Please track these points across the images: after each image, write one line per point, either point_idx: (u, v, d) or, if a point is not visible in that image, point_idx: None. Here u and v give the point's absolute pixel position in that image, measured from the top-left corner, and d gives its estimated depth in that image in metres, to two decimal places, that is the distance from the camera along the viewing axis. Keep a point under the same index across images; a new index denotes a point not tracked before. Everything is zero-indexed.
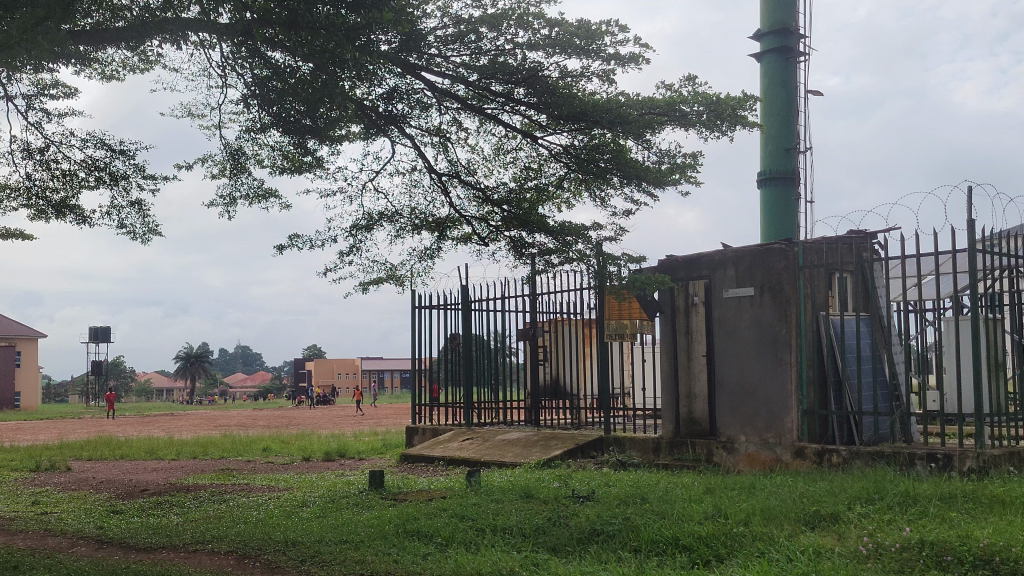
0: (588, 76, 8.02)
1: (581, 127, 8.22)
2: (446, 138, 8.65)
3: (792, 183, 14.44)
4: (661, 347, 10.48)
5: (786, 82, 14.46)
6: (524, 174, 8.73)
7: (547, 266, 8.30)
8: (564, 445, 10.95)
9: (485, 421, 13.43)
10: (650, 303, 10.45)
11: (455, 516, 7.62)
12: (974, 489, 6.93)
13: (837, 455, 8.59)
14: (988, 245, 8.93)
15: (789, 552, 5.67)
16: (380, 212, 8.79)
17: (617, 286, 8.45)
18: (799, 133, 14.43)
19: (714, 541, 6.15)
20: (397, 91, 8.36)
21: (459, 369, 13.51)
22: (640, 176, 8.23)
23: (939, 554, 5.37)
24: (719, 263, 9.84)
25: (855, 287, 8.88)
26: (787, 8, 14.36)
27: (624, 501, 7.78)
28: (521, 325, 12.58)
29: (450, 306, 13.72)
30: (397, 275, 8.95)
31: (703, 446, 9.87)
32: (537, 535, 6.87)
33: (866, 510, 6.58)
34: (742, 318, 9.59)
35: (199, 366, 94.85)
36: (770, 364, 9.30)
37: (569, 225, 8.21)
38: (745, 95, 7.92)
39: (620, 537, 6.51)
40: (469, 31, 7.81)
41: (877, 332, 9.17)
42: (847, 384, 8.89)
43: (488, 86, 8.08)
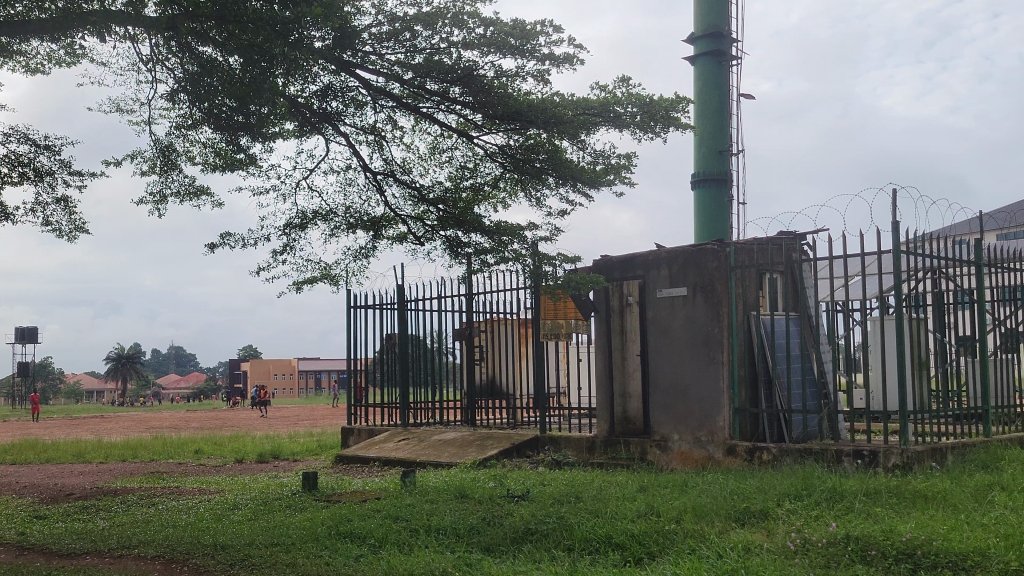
0: (523, 76, 8.01)
1: (516, 127, 8.22)
2: (381, 136, 8.58)
3: (725, 185, 14.53)
4: (597, 346, 10.54)
5: (720, 85, 14.54)
6: (459, 173, 8.71)
7: (483, 266, 8.27)
8: (499, 445, 10.94)
9: (422, 421, 13.36)
10: (585, 303, 10.51)
11: (389, 518, 7.55)
12: (899, 485, 7.08)
13: (767, 452, 8.72)
14: (912, 247, 9.15)
15: (719, 549, 5.74)
16: (314, 211, 8.68)
17: (553, 286, 8.46)
18: (732, 136, 14.52)
19: (646, 539, 6.20)
20: (331, 88, 8.29)
21: (395, 370, 13.42)
22: (575, 177, 8.26)
23: (864, 549, 5.47)
24: (653, 264, 9.93)
25: (785, 287, 9.03)
26: (720, 12, 14.44)
27: (559, 500, 7.80)
28: (457, 325, 12.53)
29: (387, 305, 13.63)
30: (331, 274, 8.84)
31: (637, 445, 9.95)
32: (471, 535, 6.85)
33: (794, 507, 6.69)
34: (675, 318, 9.68)
35: (130, 367, 92.85)
36: (702, 364, 9.42)
37: (504, 224, 8.22)
38: (677, 97, 8.02)
39: (554, 537, 6.52)
40: (404, 28, 7.75)
41: (806, 332, 9.33)
42: (777, 382, 9.05)
43: (423, 85, 8.05)
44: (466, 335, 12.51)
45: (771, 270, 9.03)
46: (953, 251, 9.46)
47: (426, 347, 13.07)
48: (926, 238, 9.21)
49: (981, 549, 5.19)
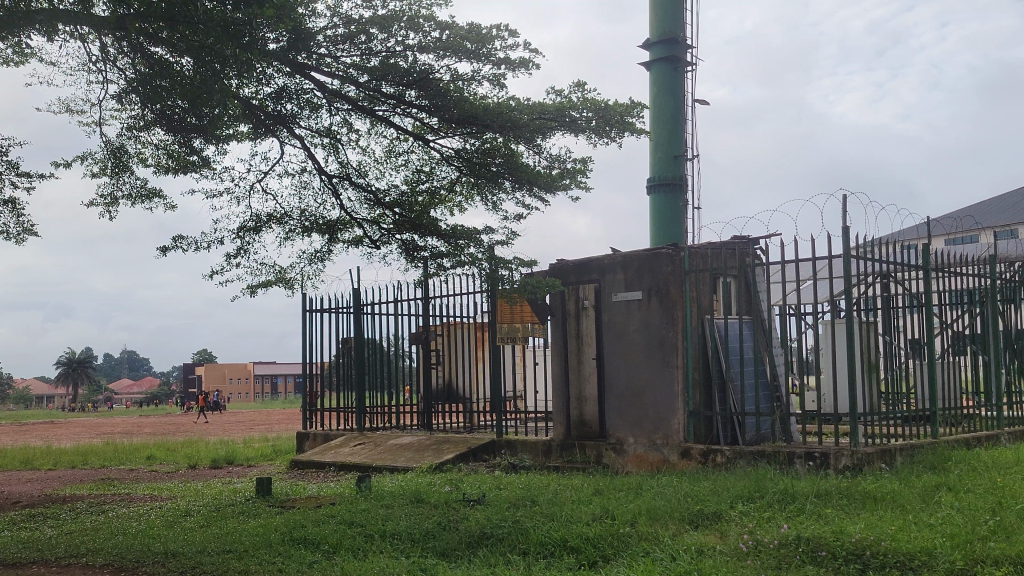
0: (479, 80, 8.01)
1: (472, 131, 8.21)
2: (336, 139, 8.53)
3: (681, 190, 14.52)
4: (553, 350, 10.56)
5: (675, 90, 14.54)
6: (415, 177, 8.68)
7: (439, 270, 8.25)
8: (456, 449, 10.92)
9: (378, 426, 13.29)
10: (541, 306, 10.53)
11: (344, 523, 7.50)
12: (849, 487, 7.19)
13: (721, 454, 8.80)
14: (863, 252, 9.29)
15: (673, 551, 5.79)
16: (268, 214, 8.60)
17: (509, 290, 8.46)
18: (688, 141, 14.53)
19: (601, 542, 6.23)
20: (286, 90, 8.22)
21: (351, 374, 13.34)
22: (531, 181, 8.28)
23: (814, 550, 5.55)
24: (609, 268, 9.98)
25: (738, 291, 9.12)
26: (676, 18, 14.45)
27: (515, 504, 7.80)
28: (414, 329, 12.48)
29: (343, 309, 13.55)
30: (286, 278, 8.77)
31: (592, 448, 9.98)
32: (427, 540, 6.82)
33: (747, 509, 6.77)
34: (631, 322, 9.74)
35: (81, 371, 91.24)
36: (657, 367, 9.48)
37: (460, 228, 8.21)
38: (632, 102, 8.08)
39: (509, 541, 6.52)
40: (360, 31, 7.72)
41: (759, 335, 9.44)
42: (730, 385, 9.14)
43: (379, 88, 8.02)
44: (422, 339, 12.44)
45: (725, 274, 9.11)
46: (902, 256, 9.62)
47: (383, 350, 13.01)
48: (876, 242, 9.35)
49: (928, 548, 5.29)
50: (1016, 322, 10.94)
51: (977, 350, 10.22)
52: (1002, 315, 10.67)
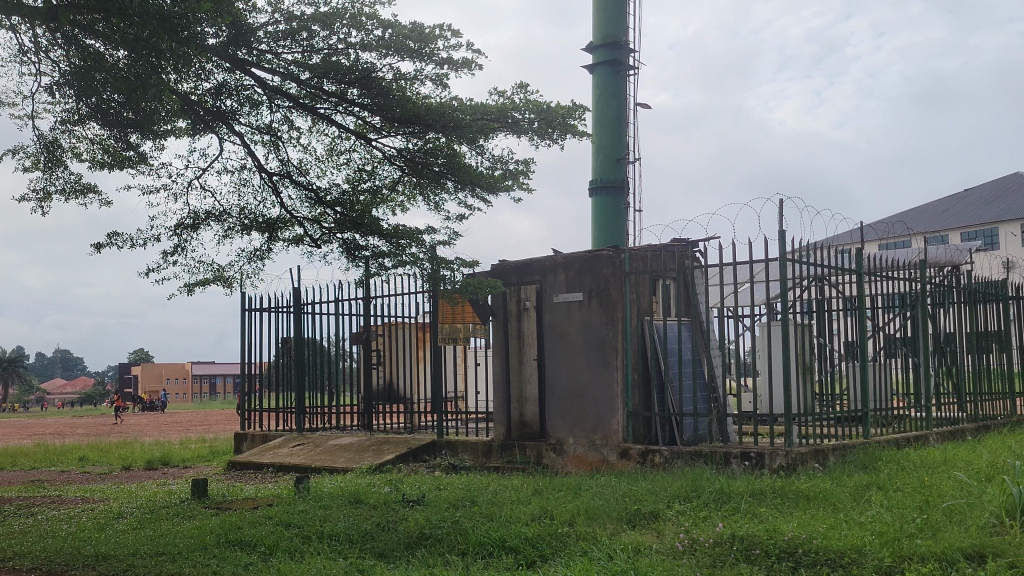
0: (422, 80, 8.00)
1: (414, 130, 8.19)
2: (276, 137, 8.44)
3: (623, 193, 14.48)
4: (494, 351, 10.57)
5: (618, 94, 14.49)
6: (357, 176, 8.63)
7: (380, 269, 8.20)
8: (396, 450, 10.87)
9: (317, 426, 13.16)
10: (483, 307, 10.54)
11: (280, 525, 7.42)
12: (783, 486, 7.32)
13: (659, 455, 8.89)
14: (799, 256, 9.46)
15: (610, 551, 5.84)
16: (207, 211, 8.47)
17: (450, 291, 8.44)
18: (630, 145, 14.50)
19: (540, 542, 6.26)
20: (226, 86, 8.11)
21: (291, 374, 13.19)
22: (473, 182, 8.28)
23: (748, 548, 5.64)
24: (550, 269, 10.03)
25: (677, 294, 9.23)
26: (619, 22, 14.38)
27: (454, 505, 7.78)
28: (354, 330, 12.39)
29: (283, 308, 13.40)
30: (224, 276, 8.64)
31: (532, 449, 10.02)
32: (365, 541, 6.78)
33: (683, 508, 6.85)
34: (571, 323, 9.80)
35: (11, 370, 88.83)
36: (597, 368, 9.54)
37: (402, 228, 8.17)
38: (574, 105, 8.13)
39: (448, 541, 6.52)
40: (301, 28, 7.65)
41: (697, 337, 9.56)
42: (669, 386, 9.23)
43: (321, 86, 7.95)
44: (363, 340, 12.36)
45: (664, 276, 9.21)
46: (837, 260, 9.82)
47: (323, 351, 12.89)
48: (812, 247, 9.53)
49: (857, 547, 5.41)
50: (945, 326, 11.23)
51: (908, 352, 10.46)
52: (931, 318, 10.94)
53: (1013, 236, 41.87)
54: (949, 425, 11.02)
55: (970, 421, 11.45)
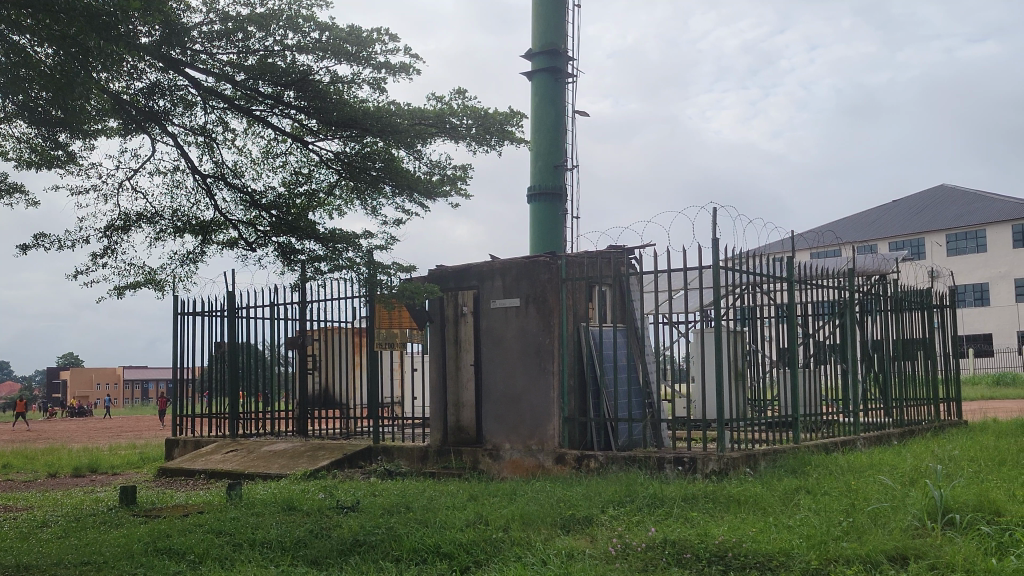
0: (359, 83, 7.94)
1: (352, 133, 8.13)
2: (211, 138, 8.31)
3: (560, 200, 14.49)
4: (431, 356, 10.54)
5: (556, 101, 14.47)
6: (294, 179, 8.54)
7: (316, 274, 8.12)
8: (331, 456, 10.76)
9: (251, 432, 12.96)
10: (420, 312, 10.49)
11: (211, 532, 7.30)
12: (715, 490, 7.43)
13: (594, 460, 8.94)
14: (733, 263, 9.59)
15: (543, 555, 5.88)
16: (138, 213, 8.31)
17: (387, 296, 8.38)
18: (567, 152, 14.51)
19: (474, 548, 6.26)
20: (159, 85, 7.98)
21: (224, 379, 12.98)
22: (411, 187, 8.24)
23: (680, 552, 5.71)
24: (487, 274, 10.04)
25: (613, 300, 9.30)
26: (558, 29, 14.35)
27: (388, 511, 7.75)
28: (290, 335, 12.23)
29: (217, 312, 13.19)
30: (155, 279, 8.46)
31: (468, 454, 10.00)
32: (297, 548, 6.71)
33: (617, 513, 6.91)
34: (508, 328, 9.82)
35: None
36: (534, 373, 9.57)
37: (338, 232, 8.11)
38: (512, 111, 8.16)
39: (382, 548, 6.48)
40: (237, 28, 7.54)
41: (633, 342, 9.63)
42: (604, 391, 9.31)
43: (256, 87, 7.85)
44: (298, 344, 12.19)
45: (601, 283, 9.28)
46: (769, 268, 9.98)
47: (257, 355, 12.71)
48: (745, 255, 9.68)
49: (786, 550, 5.51)
50: (873, 333, 11.51)
51: (837, 359, 10.69)
52: (860, 325, 11.19)
53: (939, 246, 43.13)
54: (876, 430, 11.25)
55: (897, 426, 11.72)
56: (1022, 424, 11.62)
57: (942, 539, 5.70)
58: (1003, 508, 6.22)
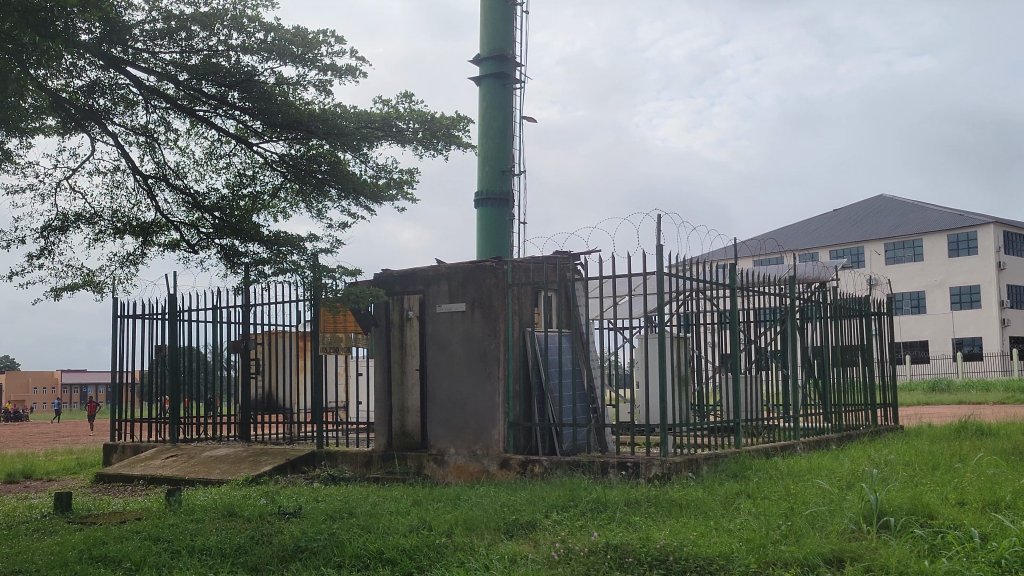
0: (305, 85, 7.89)
1: (297, 136, 8.05)
2: (153, 138, 8.18)
3: (507, 205, 14.50)
4: (376, 361, 10.49)
5: (504, 107, 14.47)
6: (237, 181, 8.44)
7: (260, 276, 8.03)
8: (273, 461, 10.63)
9: (192, 437, 12.75)
10: (365, 316, 10.44)
11: (149, 539, 7.17)
12: (657, 495, 7.50)
13: (539, 465, 8.96)
14: (677, 270, 9.70)
15: (487, 560, 5.88)
16: (76, 214, 8.14)
17: (332, 299, 8.31)
18: (515, 157, 14.52)
19: (417, 553, 6.23)
20: (99, 84, 7.85)
21: (165, 383, 12.76)
22: (357, 190, 8.19)
23: (621, 556, 5.72)
24: (433, 279, 10.03)
25: (558, 306, 9.33)
26: (507, 34, 14.34)
27: (331, 516, 7.69)
28: (232, 338, 12.09)
29: (157, 315, 12.97)
30: (94, 281, 8.29)
31: (413, 459, 9.96)
32: (238, 555, 6.61)
33: (560, 517, 6.94)
34: (453, 333, 9.81)
35: None
36: (479, 378, 9.56)
37: (283, 235, 8.02)
38: (459, 116, 8.20)
39: (324, 553, 6.42)
40: (180, 28, 7.44)
41: (578, 348, 9.68)
42: (549, 396, 9.34)
43: (200, 87, 7.73)
44: (242, 348, 12.10)
45: (546, 288, 9.32)
46: (712, 275, 10.10)
47: (199, 359, 12.52)
48: (689, 261, 9.79)
49: (725, 553, 5.57)
50: (813, 339, 11.72)
51: (778, 365, 10.85)
52: (800, 331, 11.39)
53: (878, 255, 44.04)
54: (815, 435, 11.45)
55: (835, 431, 11.93)
56: (953, 429, 11.92)
57: (878, 542, 5.82)
58: (936, 511, 6.36)
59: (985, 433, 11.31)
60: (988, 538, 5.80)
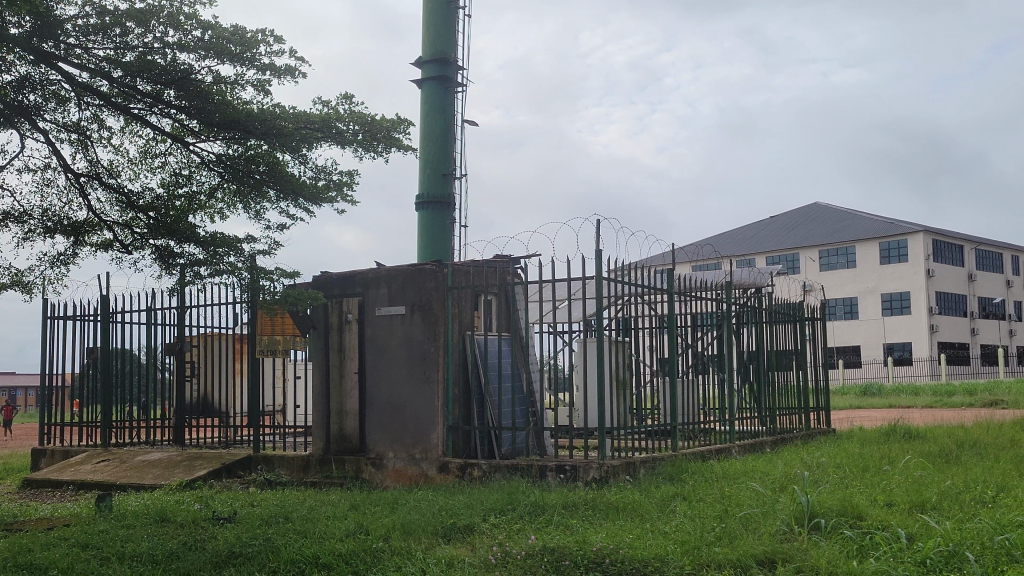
0: (243, 85, 7.78)
1: (235, 135, 7.94)
2: (85, 135, 8.00)
3: (448, 209, 14.45)
4: (314, 365, 10.37)
5: (446, 110, 14.44)
6: (173, 180, 8.30)
7: (195, 278, 7.89)
8: (208, 465, 10.47)
9: (124, 441, 12.46)
10: (303, 319, 10.33)
11: (77, 546, 7.01)
12: (595, 498, 7.54)
13: (477, 468, 8.95)
14: (616, 274, 9.77)
15: (423, 564, 5.86)
16: (5, 212, 7.92)
17: (269, 302, 8.21)
18: (456, 161, 14.50)
19: (353, 558, 6.19)
20: (29, 79, 7.65)
21: (96, 386, 12.47)
22: (295, 192, 8.08)
23: (558, 559, 5.74)
24: (372, 282, 9.97)
25: (498, 309, 9.34)
26: (449, 38, 14.30)
27: (266, 521, 7.59)
28: (167, 340, 11.82)
29: (89, 317, 12.68)
30: (22, 282, 8.08)
31: (351, 463, 9.88)
32: (169, 561, 6.49)
33: (498, 521, 6.94)
34: (393, 336, 9.75)
35: None
36: (418, 382, 9.52)
37: (219, 236, 7.89)
38: (399, 118, 8.16)
39: (259, 559, 6.33)
40: (114, 23, 7.29)
41: (517, 352, 9.70)
42: (488, 399, 9.33)
43: (134, 85, 7.58)
44: (176, 350, 11.77)
45: (486, 292, 9.31)
46: (651, 279, 10.20)
47: (133, 361, 12.27)
48: (628, 266, 9.87)
49: (660, 555, 5.63)
50: (749, 344, 11.90)
51: (715, 369, 11.00)
52: (736, 336, 11.56)
53: (813, 261, 44.90)
54: (749, 438, 11.63)
55: (769, 434, 12.13)
56: (882, 431, 12.21)
57: (808, 543, 5.93)
58: (865, 512, 6.50)
59: (913, 435, 11.60)
60: (914, 538, 5.95)
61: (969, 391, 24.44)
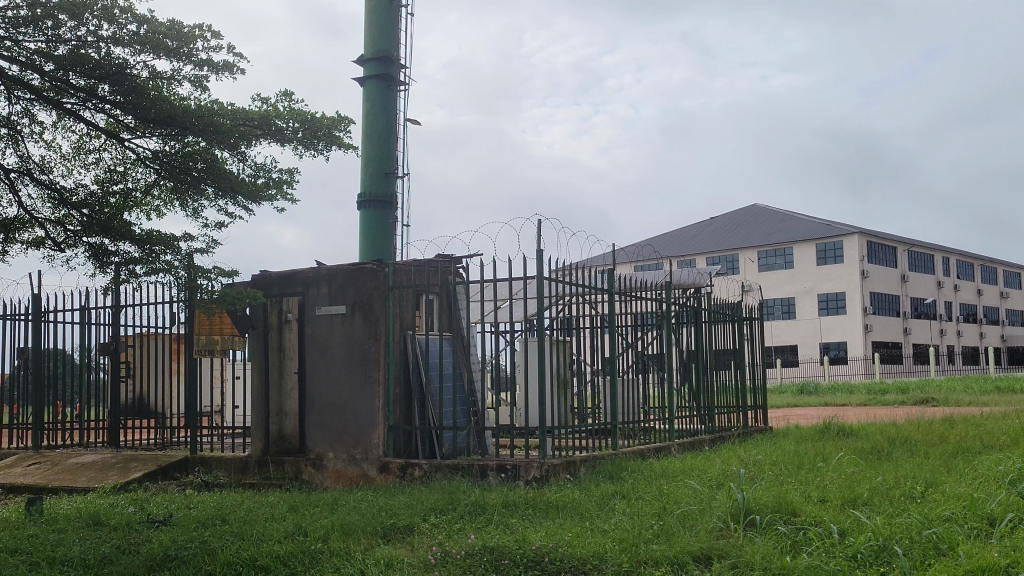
0: (180, 80, 7.66)
1: (171, 132, 7.79)
2: (15, 130, 7.81)
3: (390, 208, 14.39)
4: (253, 365, 10.25)
5: (387, 109, 14.36)
6: (107, 176, 8.14)
7: (131, 276, 7.74)
8: (143, 467, 10.28)
9: (56, 443, 12.16)
10: (242, 319, 10.19)
11: (5, 551, 6.84)
12: (535, 497, 7.57)
13: (418, 468, 8.91)
14: (558, 275, 9.81)
15: (362, 566, 5.83)
16: None
17: (207, 301, 8.08)
18: (398, 160, 14.44)
19: (292, 559, 6.14)
20: None
21: (28, 387, 12.15)
22: (234, 190, 7.98)
23: (498, 559, 5.77)
24: (313, 281, 9.88)
25: (439, 309, 9.32)
26: (391, 36, 14.22)
27: (202, 524, 7.49)
28: (102, 340, 11.58)
29: (20, 316, 12.36)
30: None
31: (290, 464, 9.78)
32: (102, 565, 6.37)
33: (438, 520, 6.93)
34: (333, 336, 9.68)
35: None
36: (359, 381, 9.47)
37: (155, 233, 7.74)
38: (339, 116, 8.12)
39: (194, 562, 6.24)
40: (46, 15, 7.12)
41: (459, 351, 9.69)
42: (429, 399, 9.31)
43: (67, 79, 7.42)
44: (111, 351, 11.52)
45: (427, 292, 9.29)
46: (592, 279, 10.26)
47: (66, 361, 11.98)
48: (569, 266, 9.92)
49: (599, 553, 5.67)
50: (689, 343, 12.03)
51: (656, 368, 11.10)
52: (676, 335, 11.67)
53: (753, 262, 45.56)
54: (689, 436, 11.77)
55: (708, 432, 12.28)
56: (818, 429, 12.44)
57: (743, 539, 6.02)
58: (799, 509, 6.61)
59: (846, 433, 11.83)
60: (845, 534, 6.07)
61: (899, 390, 24.99)
